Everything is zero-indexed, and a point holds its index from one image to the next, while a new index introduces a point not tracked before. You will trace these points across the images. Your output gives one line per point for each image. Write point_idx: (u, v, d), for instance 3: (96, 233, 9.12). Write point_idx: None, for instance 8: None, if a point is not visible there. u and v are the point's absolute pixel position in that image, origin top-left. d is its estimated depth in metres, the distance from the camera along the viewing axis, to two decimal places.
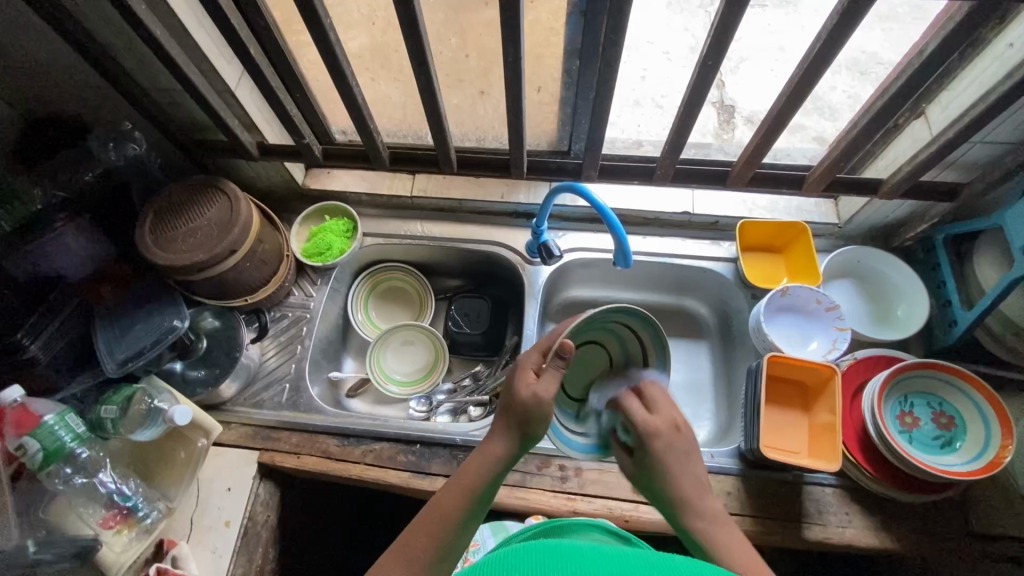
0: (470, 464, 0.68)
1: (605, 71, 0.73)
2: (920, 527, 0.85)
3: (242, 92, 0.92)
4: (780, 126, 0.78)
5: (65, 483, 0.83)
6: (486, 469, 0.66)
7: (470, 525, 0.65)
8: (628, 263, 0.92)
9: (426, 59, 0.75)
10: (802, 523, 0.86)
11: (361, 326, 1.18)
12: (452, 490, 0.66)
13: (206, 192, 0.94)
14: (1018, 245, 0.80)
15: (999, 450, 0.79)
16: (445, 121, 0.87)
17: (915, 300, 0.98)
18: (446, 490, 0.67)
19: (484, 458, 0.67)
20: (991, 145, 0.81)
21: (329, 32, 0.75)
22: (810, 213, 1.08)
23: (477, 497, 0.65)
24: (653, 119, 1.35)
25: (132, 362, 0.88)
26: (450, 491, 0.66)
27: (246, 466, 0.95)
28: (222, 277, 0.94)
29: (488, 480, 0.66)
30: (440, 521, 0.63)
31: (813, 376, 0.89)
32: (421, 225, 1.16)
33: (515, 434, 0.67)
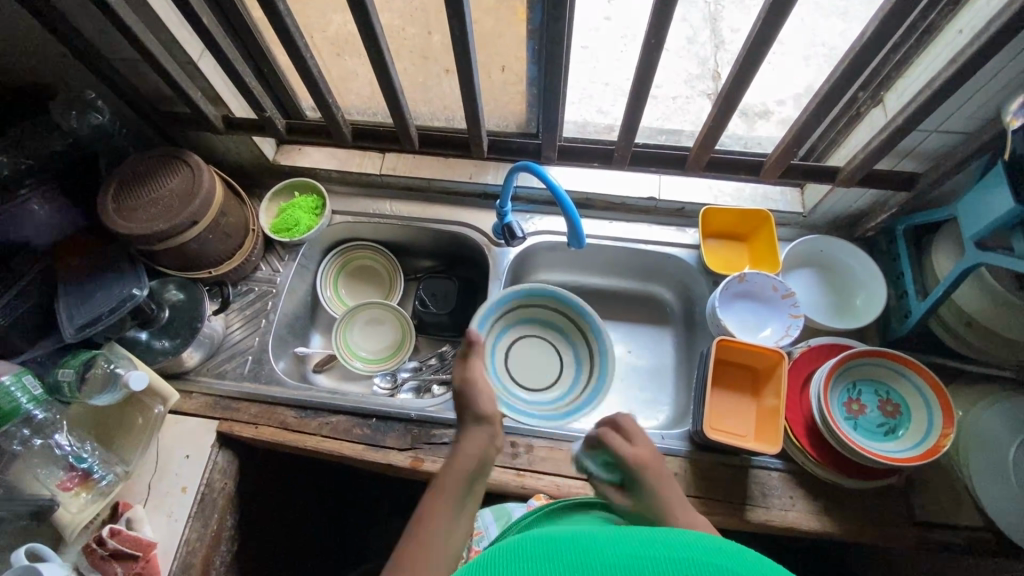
0: (451, 463, 0.68)
1: (554, 48, 0.73)
2: (863, 512, 0.86)
3: (205, 65, 0.93)
4: (731, 109, 0.78)
5: (23, 443, 0.85)
6: (468, 461, 0.68)
7: (461, 527, 0.62)
8: (582, 245, 0.93)
9: (376, 36, 0.75)
10: (745, 505, 0.87)
11: (330, 302, 1.19)
12: (440, 497, 0.64)
13: (169, 163, 0.95)
14: (969, 234, 0.80)
15: (939, 438, 0.80)
16: (402, 99, 0.87)
17: (873, 290, 0.98)
18: (431, 498, 0.64)
19: (463, 454, 0.69)
20: (946, 134, 0.81)
21: (279, 5, 0.75)
22: (776, 201, 1.08)
23: (463, 491, 0.65)
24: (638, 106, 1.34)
25: (90, 328, 0.89)
26: (435, 500, 0.63)
27: (204, 434, 0.96)
28: (184, 248, 0.95)
29: (467, 480, 0.67)
30: (438, 526, 0.60)
31: (763, 361, 0.90)
32: (390, 204, 1.17)
33: (484, 427, 0.73)
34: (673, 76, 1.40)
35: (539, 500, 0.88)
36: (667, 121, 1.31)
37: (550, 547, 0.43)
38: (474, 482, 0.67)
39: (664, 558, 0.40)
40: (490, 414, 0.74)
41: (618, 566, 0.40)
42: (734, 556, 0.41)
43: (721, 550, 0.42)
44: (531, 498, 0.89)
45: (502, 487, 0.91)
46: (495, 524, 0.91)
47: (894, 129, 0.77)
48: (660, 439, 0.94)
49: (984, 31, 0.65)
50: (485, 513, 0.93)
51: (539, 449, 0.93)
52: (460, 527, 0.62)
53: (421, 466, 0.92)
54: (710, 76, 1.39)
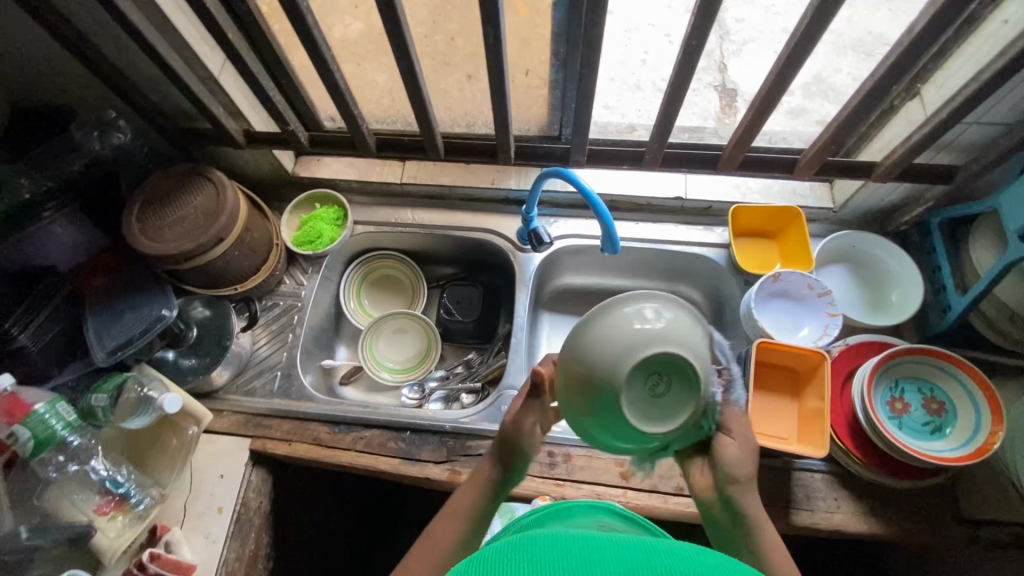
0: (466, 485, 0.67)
1: (589, 53, 0.72)
2: (910, 512, 0.85)
3: (225, 79, 0.91)
4: (768, 109, 0.76)
5: (58, 470, 0.84)
6: (481, 488, 0.66)
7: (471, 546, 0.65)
8: (616, 251, 0.91)
9: (407, 46, 0.74)
10: (790, 509, 0.86)
11: (353, 313, 1.18)
12: (448, 515, 0.66)
13: (193, 181, 0.94)
14: (1013, 228, 0.78)
15: (988, 436, 0.79)
16: (430, 109, 0.86)
17: (911, 286, 0.96)
18: (442, 515, 0.66)
19: (475, 479, 0.67)
20: (988, 126, 0.79)
21: (307, 18, 0.73)
22: (805, 196, 1.06)
23: (474, 518, 0.65)
24: (654, 102, 1.32)
25: (121, 352, 0.88)
26: (445, 517, 0.66)
27: (238, 453, 0.95)
28: (211, 265, 0.94)
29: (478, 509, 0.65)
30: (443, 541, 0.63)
31: (803, 362, 0.89)
32: (411, 212, 1.16)
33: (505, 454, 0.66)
34: None
35: (544, 500, 0.89)
36: (680, 116, 1.29)
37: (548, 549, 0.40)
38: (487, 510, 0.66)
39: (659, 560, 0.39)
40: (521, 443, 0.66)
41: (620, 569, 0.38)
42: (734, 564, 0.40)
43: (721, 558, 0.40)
44: (538, 498, 0.90)
45: (541, 497, 0.90)
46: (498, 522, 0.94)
47: (938, 123, 0.76)
48: None
49: None
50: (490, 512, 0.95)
51: (577, 458, 0.92)
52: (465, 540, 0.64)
53: (459, 478, 0.91)
54: (716, 68, 1.37)
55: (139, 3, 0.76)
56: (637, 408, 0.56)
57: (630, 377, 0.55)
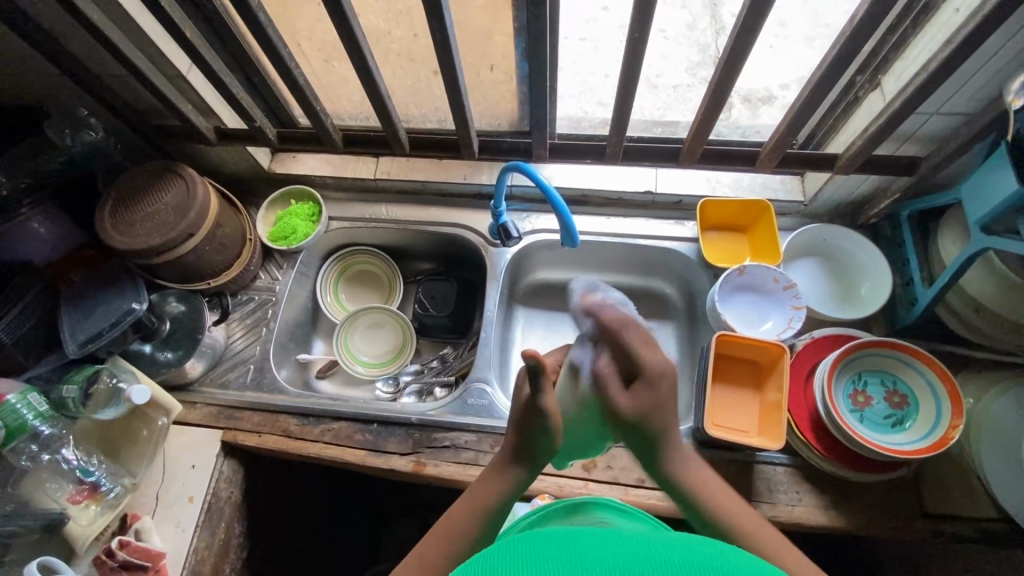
0: (486, 480, 0.60)
1: (538, 47, 0.73)
2: (872, 506, 0.84)
3: (194, 78, 0.93)
4: (722, 100, 0.76)
5: (31, 459, 0.86)
6: (506, 484, 0.59)
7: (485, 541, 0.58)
8: (575, 244, 0.92)
9: (358, 43, 0.75)
10: (751, 501, 0.86)
11: (330, 308, 1.19)
12: (463, 507, 0.59)
13: (165, 177, 0.96)
14: (974, 219, 0.78)
15: (947, 429, 0.78)
16: (389, 105, 0.87)
17: (879, 278, 0.96)
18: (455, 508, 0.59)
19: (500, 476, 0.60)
20: (947, 116, 0.79)
21: (259, 14, 0.75)
22: (775, 189, 1.06)
23: (493, 513, 0.59)
24: (645, 99, 1.32)
25: (92, 343, 0.91)
26: (461, 507, 0.59)
27: (209, 444, 0.97)
28: (183, 260, 0.96)
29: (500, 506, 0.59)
30: (457, 534, 0.57)
31: (764, 355, 0.89)
32: (386, 207, 1.17)
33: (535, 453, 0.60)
34: (673, 64, 1.37)
35: (543, 499, 0.88)
36: (668, 112, 1.29)
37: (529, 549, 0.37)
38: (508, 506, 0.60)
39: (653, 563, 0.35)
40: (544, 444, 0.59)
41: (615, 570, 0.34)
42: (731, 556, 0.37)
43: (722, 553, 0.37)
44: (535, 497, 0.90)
45: None
46: None
47: (893, 113, 0.75)
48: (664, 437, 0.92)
49: (978, 11, 0.62)
50: None
51: None
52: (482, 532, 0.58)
53: (424, 470, 0.92)
54: (711, 62, 1.36)
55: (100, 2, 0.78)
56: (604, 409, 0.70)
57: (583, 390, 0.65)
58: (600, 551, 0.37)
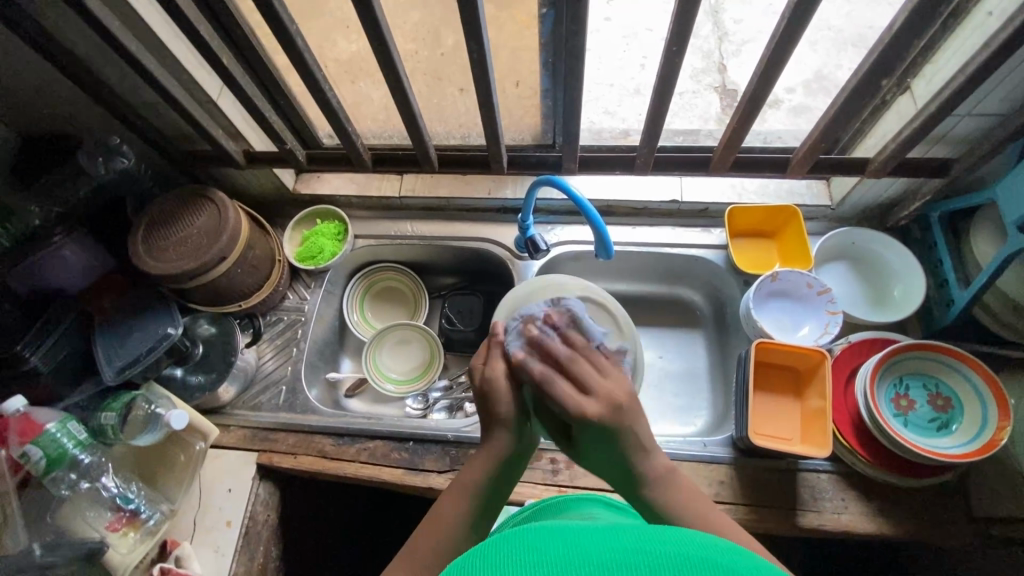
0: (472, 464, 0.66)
1: (573, 62, 0.73)
2: (921, 511, 0.84)
3: (224, 103, 0.94)
4: (757, 107, 0.77)
5: (70, 488, 0.85)
6: (491, 466, 0.65)
7: (480, 520, 0.63)
8: (609, 255, 0.92)
9: (395, 64, 0.76)
10: (796, 510, 0.85)
11: (356, 325, 1.19)
12: (453, 493, 0.64)
13: (196, 201, 0.96)
14: (1011, 219, 0.78)
15: (994, 432, 0.77)
16: (421, 122, 0.88)
17: (912, 280, 0.95)
18: (448, 493, 0.64)
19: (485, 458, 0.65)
20: (979, 118, 0.79)
21: (297, 40, 0.76)
22: (802, 195, 1.06)
23: (480, 498, 0.64)
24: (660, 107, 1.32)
25: (129, 369, 0.91)
26: (451, 496, 0.64)
27: (245, 466, 0.97)
28: (215, 283, 0.96)
29: (484, 489, 0.64)
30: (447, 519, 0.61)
31: (802, 361, 0.88)
32: (411, 224, 1.18)
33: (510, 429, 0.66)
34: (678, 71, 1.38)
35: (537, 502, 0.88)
36: (676, 119, 1.29)
37: (535, 541, 0.39)
38: (493, 490, 0.65)
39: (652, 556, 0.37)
40: (506, 415, 0.67)
41: (613, 561, 0.36)
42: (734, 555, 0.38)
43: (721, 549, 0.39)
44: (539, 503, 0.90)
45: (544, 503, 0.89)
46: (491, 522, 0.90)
47: (928, 116, 0.75)
48: (703, 446, 0.91)
49: (1015, 14, 0.63)
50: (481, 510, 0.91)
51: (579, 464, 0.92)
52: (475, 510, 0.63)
53: None
54: (716, 69, 1.37)
55: (137, 32, 0.79)
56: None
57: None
58: (600, 549, 0.38)
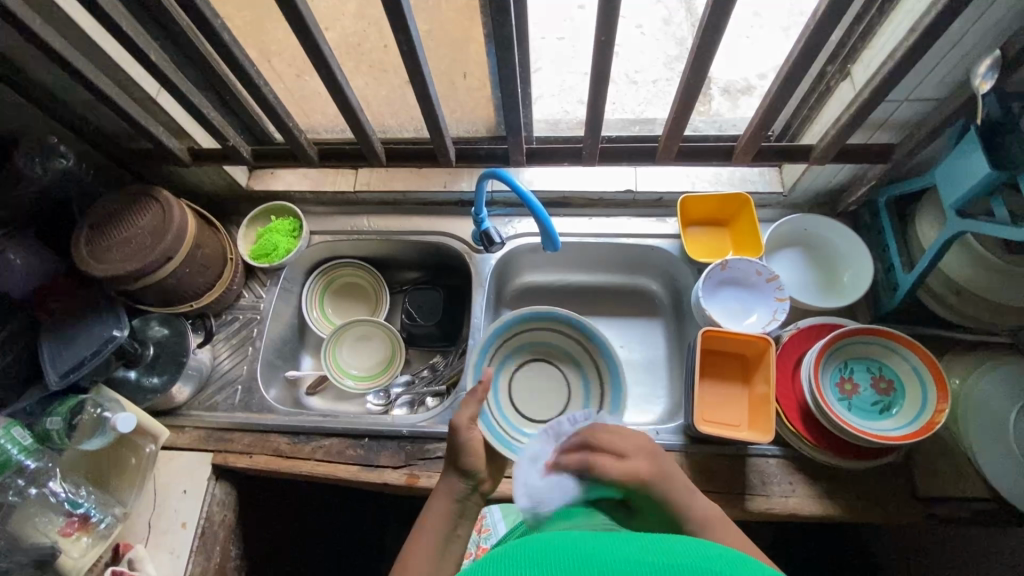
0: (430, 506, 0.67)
1: (506, 53, 0.73)
2: (865, 492, 0.85)
3: (164, 101, 0.92)
4: (693, 96, 0.77)
5: (18, 494, 0.84)
6: (451, 505, 0.66)
7: (448, 553, 0.63)
8: (556, 247, 0.93)
9: (325, 58, 0.75)
10: (744, 495, 0.86)
11: (316, 323, 1.18)
12: (419, 532, 0.64)
13: (140, 201, 0.95)
14: (949, 202, 0.79)
15: (933, 414, 0.78)
16: (362, 118, 0.88)
17: (861, 266, 0.96)
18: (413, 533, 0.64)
19: (444, 498, 0.67)
20: (917, 103, 0.80)
21: (224, 35, 0.75)
22: (754, 182, 1.06)
23: (446, 535, 0.64)
24: (627, 96, 1.30)
25: (74, 373, 0.89)
26: (417, 537, 0.63)
27: (200, 467, 0.96)
28: (163, 283, 0.95)
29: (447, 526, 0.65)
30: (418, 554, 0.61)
31: (749, 348, 0.89)
32: (368, 219, 1.17)
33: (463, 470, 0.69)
34: (650, 59, 1.36)
35: None
36: (648, 108, 1.28)
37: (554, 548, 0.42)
38: (456, 524, 0.65)
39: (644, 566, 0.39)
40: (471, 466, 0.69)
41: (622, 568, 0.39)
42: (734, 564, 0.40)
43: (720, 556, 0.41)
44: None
45: (498, 496, 0.90)
46: (501, 522, 0.93)
47: (863, 102, 0.76)
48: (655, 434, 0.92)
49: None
50: (493, 510, 0.95)
51: None
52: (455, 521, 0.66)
53: (417, 482, 0.92)
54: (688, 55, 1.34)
55: (64, 30, 0.77)
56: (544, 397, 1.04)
57: (575, 389, 1.04)
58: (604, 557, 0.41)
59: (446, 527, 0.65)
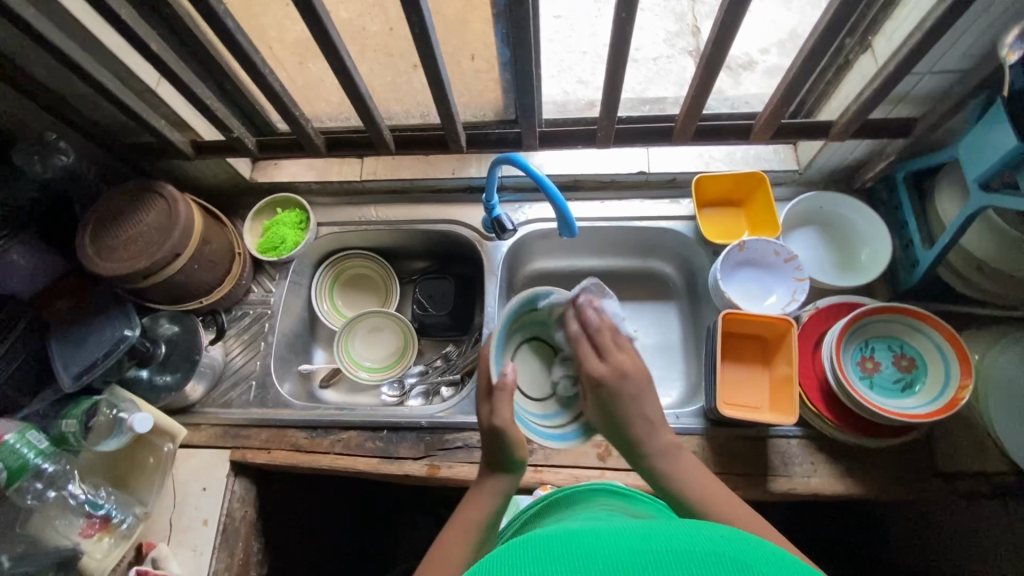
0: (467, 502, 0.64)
1: (522, 33, 0.70)
2: (887, 469, 0.85)
3: (165, 92, 0.89)
4: (713, 74, 0.75)
5: (37, 497, 0.84)
6: (489, 499, 0.64)
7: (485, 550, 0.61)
8: (573, 233, 0.91)
9: (334, 43, 0.72)
10: (767, 476, 0.86)
11: (327, 315, 1.17)
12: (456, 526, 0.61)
13: (144, 197, 0.92)
14: (972, 177, 0.77)
15: (957, 390, 0.78)
16: (370, 104, 0.85)
17: (879, 243, 0.95)
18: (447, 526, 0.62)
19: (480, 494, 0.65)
20: (941, 75, 0.78)
21: (227, 21, 0.72)
22: (769, 160, 1.05)
23: (482, 531, 0.61)
24: (631, 75, 1.26)
25: (87, 375, 0.88)
26: (450, 532, 0.61)
27: (218, 465, 0.96)
28: (172, 280, 0.93)
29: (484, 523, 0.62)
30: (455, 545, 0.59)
31: (770, 330, 0.88)
32: (375, 209, 1.15)
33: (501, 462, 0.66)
34: (651, 36, 1.31)
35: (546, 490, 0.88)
36: (650, 86, 1.23)
37: (557, 544, 0.39)
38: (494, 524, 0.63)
39: (648, 551, 0.37)
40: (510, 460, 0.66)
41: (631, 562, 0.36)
42: (741, 544, 0.39)
43: (724, 537, 0.39)
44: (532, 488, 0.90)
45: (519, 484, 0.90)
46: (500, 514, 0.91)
47: (888, 75, 0.74)
48: (675, 418, 0.92)
49: None
50: None
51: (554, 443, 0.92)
52: (496, 510, 0.64)
53: (438, 473, 0.92)
54: (691, 32, 1.30)
55: (59, 20, 0.74)
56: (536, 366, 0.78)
57: None
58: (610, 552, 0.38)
59: (485, 511, 0.63)
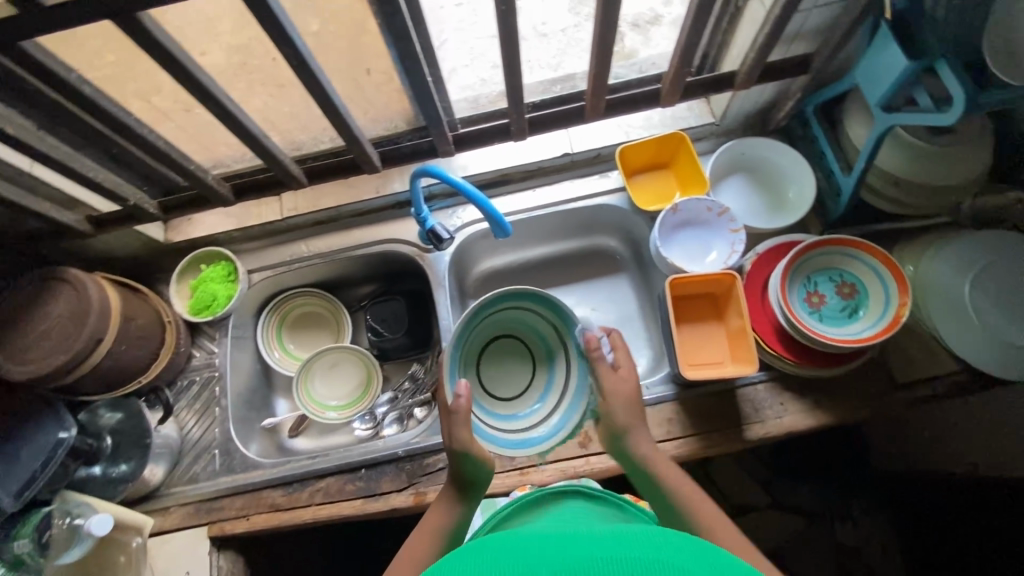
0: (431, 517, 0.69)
1: (404, 42, 0.67)
2: (850, 394, 0.88)
3: (43, 172, 0.82)
4: (607, 48, 0.74)
5: None
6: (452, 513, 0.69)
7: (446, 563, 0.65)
8: (508, 231, 0.90)
9: (209, 88, 0.68)
10: (742, 426, 0.88)
11: (281, 363, 1.12)
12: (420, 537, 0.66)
13: (47, 287, 0.85)
14: (874, 100, 0.79)
15: (897, 309, 0.81)
16: (268, 142, 0.81)
17: (802, 179, 0.97)
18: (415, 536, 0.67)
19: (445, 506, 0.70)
20: (825, 7, 0.79)
21: (84, 87, 0.66)
22: (686, 118, 1.06)
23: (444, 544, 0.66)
24: None
25: (29, 490, 0.81)
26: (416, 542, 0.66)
27: (198, 544, 0.92)
28: (101, 368, 0.87)
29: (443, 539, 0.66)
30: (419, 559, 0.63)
31: (717, 286, 0.90)
32: (304, 244, 1.10)
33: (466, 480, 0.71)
34: None
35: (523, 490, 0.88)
36: (564, 57, 1.13)
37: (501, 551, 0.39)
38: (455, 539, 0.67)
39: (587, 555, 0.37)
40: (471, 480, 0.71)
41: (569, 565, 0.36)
42: (682, 544, 0.38)
43: (667, 539, 0.39)
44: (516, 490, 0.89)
45: (508, 490, 0.89)
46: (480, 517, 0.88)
47: (776, 19, 0.75)
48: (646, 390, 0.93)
49: None
50: None
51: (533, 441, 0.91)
52: (459, 524, 0.69)
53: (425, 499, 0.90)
54: None
55: None
56: (515, 372, 0.93)
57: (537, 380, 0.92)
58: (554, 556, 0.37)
59: (449, 524, 0.68)
